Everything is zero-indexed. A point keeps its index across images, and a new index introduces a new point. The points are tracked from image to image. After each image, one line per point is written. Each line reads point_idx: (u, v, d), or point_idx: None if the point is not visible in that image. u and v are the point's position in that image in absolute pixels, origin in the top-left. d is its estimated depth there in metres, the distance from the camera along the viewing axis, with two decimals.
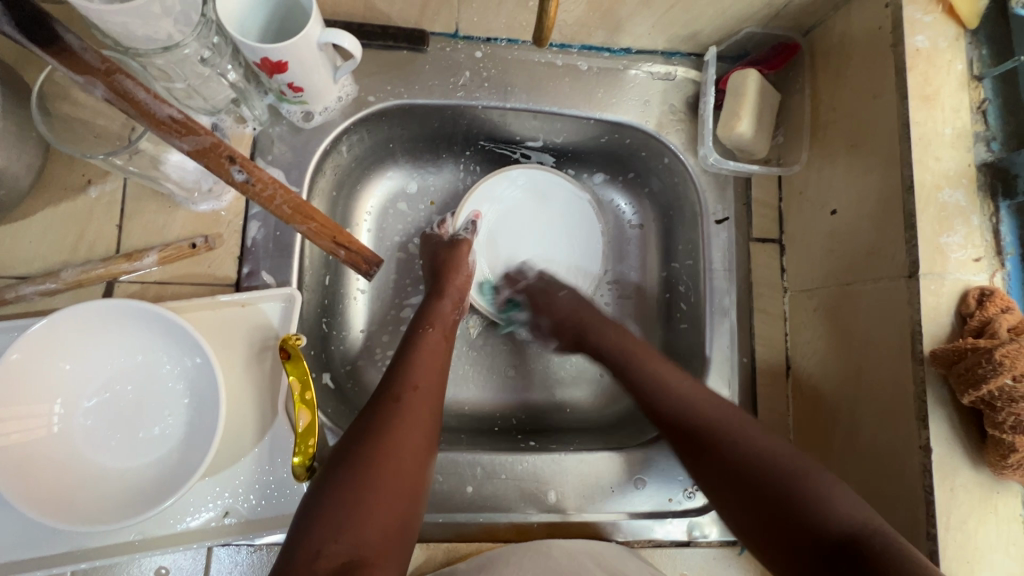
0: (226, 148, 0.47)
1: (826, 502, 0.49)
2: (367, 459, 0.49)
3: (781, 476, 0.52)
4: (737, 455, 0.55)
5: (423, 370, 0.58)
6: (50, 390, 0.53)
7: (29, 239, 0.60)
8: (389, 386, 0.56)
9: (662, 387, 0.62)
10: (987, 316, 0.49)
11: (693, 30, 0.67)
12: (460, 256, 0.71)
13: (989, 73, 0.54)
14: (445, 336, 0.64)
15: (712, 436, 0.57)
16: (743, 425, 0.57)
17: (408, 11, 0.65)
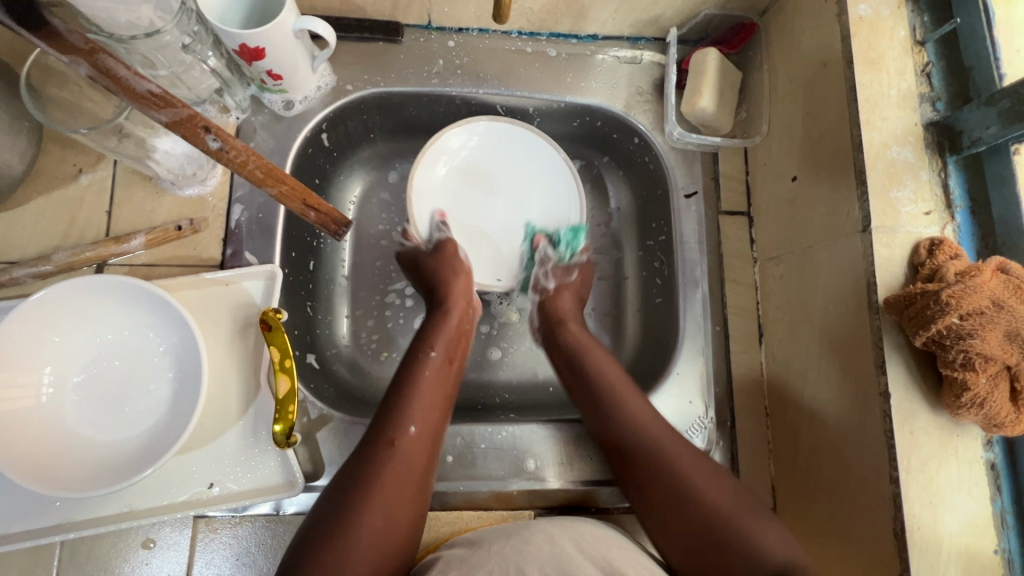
0: (202, 119, 0.49)
1: (757, 549, 0.50)
2: (352, 517, 0.49)
3: (706, 529, 0.53)
4: (683, 488, 0.55)
5: (424, 411, 0.57)
6: (41, 364, 0.55)
7: (22, 226, 0.63)
8: (383, 427, 0.55)
9: (628, 425, 0.60)
10: (937, 263, 0.50)
11: (655, 14, 0.71)
12: (449, 265, 0.70)
13: (931, 37, 0.57)
14: (449, 361, 0.64)
15: (668, 462, 0.57)
16: (691, 469, 0.56)
17: (382, 4, 0.68)
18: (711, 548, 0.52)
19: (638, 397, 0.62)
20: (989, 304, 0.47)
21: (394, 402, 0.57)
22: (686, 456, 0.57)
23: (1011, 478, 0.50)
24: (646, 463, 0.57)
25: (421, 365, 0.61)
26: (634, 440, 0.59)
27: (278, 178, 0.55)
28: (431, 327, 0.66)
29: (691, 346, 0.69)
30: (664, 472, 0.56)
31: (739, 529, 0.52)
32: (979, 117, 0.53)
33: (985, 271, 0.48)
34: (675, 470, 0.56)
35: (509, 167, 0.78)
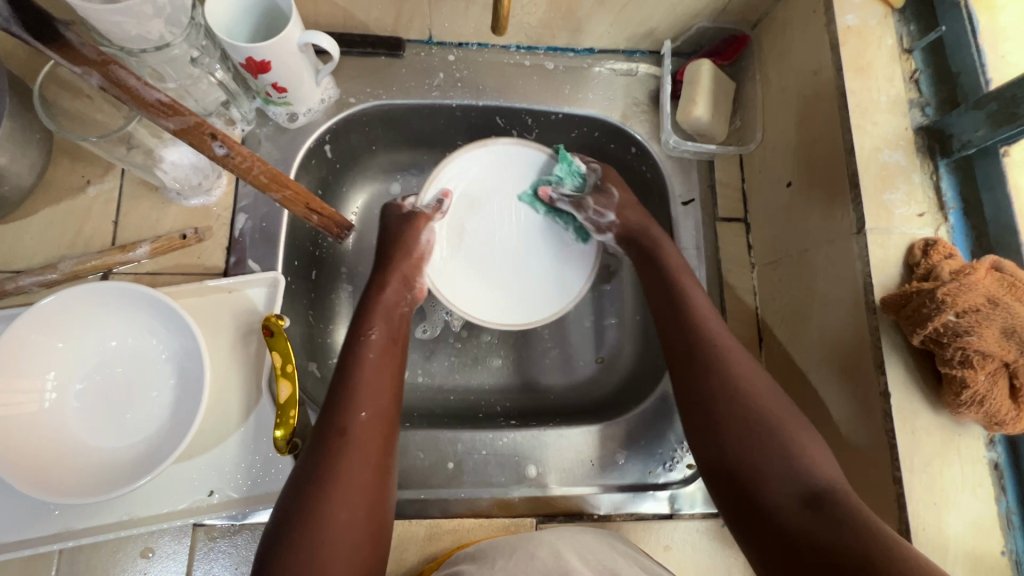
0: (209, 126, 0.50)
1: (808, 470, 0.48)
2: (315, 511, 0.47)
3: (755, 432, 0.51)
4: (738, 390, 0.54)
5: (371, 394, 0.55)
6: (46, 371, 0.56)
7: (30, 235, 0.64)
8: (331, 417, 0.53)
9: (699, 319, 0.59)
10: (932, 263, 0.51)
11: (649, 27, 0.73)
12: (402, 238, 0.67)
13: (918, 45, 0.59)
14: (391, 337, 0.61)
15: (724, 363, 0.55)
16: (747, 371, 0.55)
17: (384, 20, 0.70)
18: (753, 448, 0.50)
19: (706, 299, 0.61)
20: (984, 301, 0.47)
21: (341, 391, 0.55)
22: (745, 367, 0.55)
23: (1015, 478, 0.50)
24: (704, 348, 0.57)
25: (360, 350, 0.58)
26: (698, 342, 0.57)
27: (282, 182, 0.56)
28: (368, 304, 0.62)
29: None
30: (701, 339, 0.57)
31: (775, 428, 0.51)
32: (968, 120, 0.54)
33: (979, 269, 0.49)
34: (736, 367, 0.55)
35: (503, 196, 0.74)
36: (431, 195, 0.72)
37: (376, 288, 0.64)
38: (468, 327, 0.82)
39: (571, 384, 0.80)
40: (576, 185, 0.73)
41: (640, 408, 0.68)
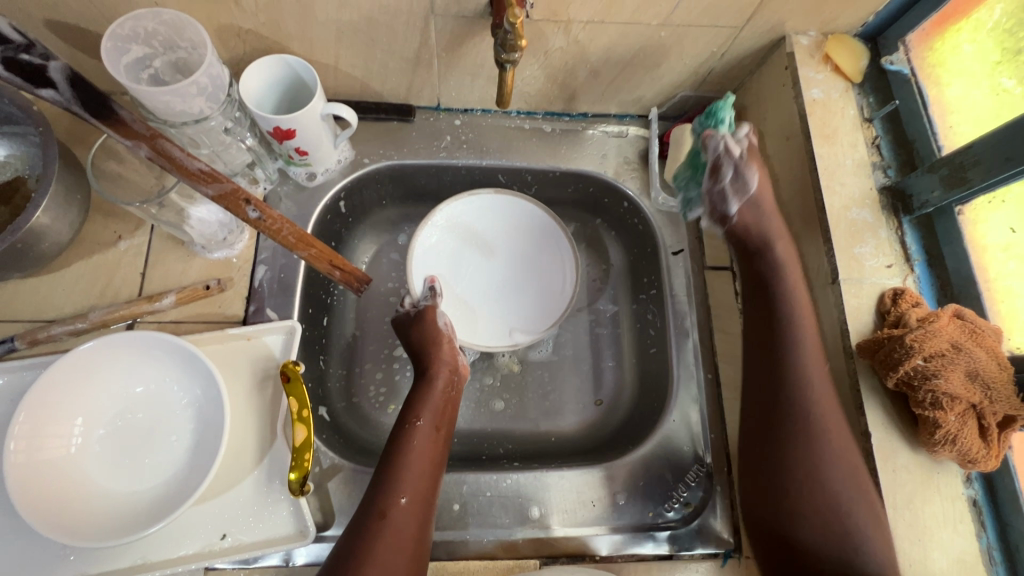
0: (243, 192, 0.56)
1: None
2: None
3: (826, 522, 0.50)
4: (825, 448, 0.52)
5: (412, 480, 0.58)
6: (72, 418, 0.59)
7: (63, 287, 0.68)
8: (374, 499, 0.56)
9: (788, 343, 0.56)
10: (900, 311, 0.56)
11: (636, 95, 0.80)
12: (429, 327, 0.71)
13: (877, 115, 0.66)
14: (436, 427, 0.64)
15: (822, 439, 0.52)
16: (839, 429, 0.52)
17: (397, 90, 0.78)
18: (817, 515, 0.51)
19: (818, 335, 0.57)
20: (948, 346, 0.52)
21: (385, 476, 0.58)
22: (837, 449, 0.52)
23: (993, 514, 0.53)
24: (790, 380, 0.55)
25: (406, 438, 0.61)
26: (800, 399, 0.54)
27: (308, 242, 0.62)
28: (416, 394, 0.66)
29: (685, 393, 0.73)
30: (800, 390, 0.54)
31: (844, 510, 0.50)
32: (924, 182, 0.60)
33: (942, 316, 0.53)
34: (828, 418, 0.53)
35: (503, 231, 0.84)
36: (421, 285, 0.77)
37: (423, 379, 0.68)
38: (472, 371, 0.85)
39: (572, 426, 0.83)
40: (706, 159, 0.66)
41: (638, 449, 0.71)
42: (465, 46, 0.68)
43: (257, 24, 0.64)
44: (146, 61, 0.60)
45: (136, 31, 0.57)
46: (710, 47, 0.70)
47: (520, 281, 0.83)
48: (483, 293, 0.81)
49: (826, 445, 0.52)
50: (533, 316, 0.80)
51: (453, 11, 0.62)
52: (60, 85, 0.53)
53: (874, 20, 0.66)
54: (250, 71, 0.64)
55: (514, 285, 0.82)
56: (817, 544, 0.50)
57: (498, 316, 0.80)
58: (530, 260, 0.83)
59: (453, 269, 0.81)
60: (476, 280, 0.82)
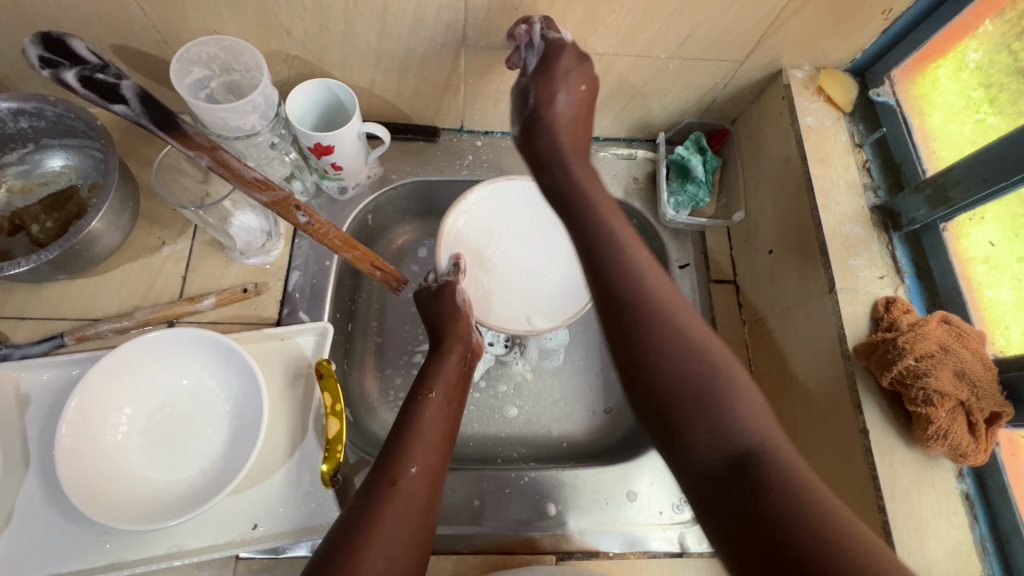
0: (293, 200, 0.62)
1: (779, 471, 0.42)
2: (358, 544, 0.52)
3: (722, 422, 0.46)
4: (701, 348, 0.50)
5: (424, 451, 0.61)
6: (118, 410, 0.62)
7: (109, 288, 0.72)
8: (387, 466, 0.59)
9: (618, 257, 0.56)
10: (893, 317, 0.60)
11: (645, 122, 0.86)
12: (448, 302, 0.76)
13: (867, 141, 0.72)
14: (446, 401, 0.68)
15: (692, 334, 0.51)
16: (702, 329, 0.52)
17: (425, 112, 0.84)
18: (683, 381, 0.48)
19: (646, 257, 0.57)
20: (937, 348, 0.56)
21: (399, 445, 0.61)
22: (685, 321, 0.52)
23: (985, 507, 0.57)
24: (645, 298, 0.53)
25: (419, 413, 0.65)
26: (645, 301, 0.53)
27: (351, 245, 0.67)
28: (429, 373, 0.70)
29: None
30: (651, 299, 0.53)
31: (712, 372, 0.48)
32: (911, 201, 0.65)
33: (931, 321, 0.58)
34: (675, 314, 0.52)
35: (525, 221, 0.87)
36: (448, 260, 0.80)
37: (436, 361, 0.72)
38: (487, 378, 0.89)
39: (581, 431, 0.86)
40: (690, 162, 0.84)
41: (647, 450, 0.74)
42: (491, 74, 0.75)
43: (304, 51, 0.70)
44: (205, 82, 0.66)
45: (199, 56, 0.64)
46: (714, 78, 0.76)
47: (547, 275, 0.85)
48: (508, 279, 0.85)
49: (652, 318, 0.52)
50: (556, 309, 0.83)
51: (483, 42, 0.69)
52: (131, 101, 0.59)
53: (862, 56, 0.73)
54: (295, 93, 0.70)
55: (537, 274, 0.85)
56: (700, 441, 0.46)
57: (520, 304, 0.83)
58: (558, 256, 0.86)
59: (479, 251, 0.84)
60: (502, 264, 0.85)
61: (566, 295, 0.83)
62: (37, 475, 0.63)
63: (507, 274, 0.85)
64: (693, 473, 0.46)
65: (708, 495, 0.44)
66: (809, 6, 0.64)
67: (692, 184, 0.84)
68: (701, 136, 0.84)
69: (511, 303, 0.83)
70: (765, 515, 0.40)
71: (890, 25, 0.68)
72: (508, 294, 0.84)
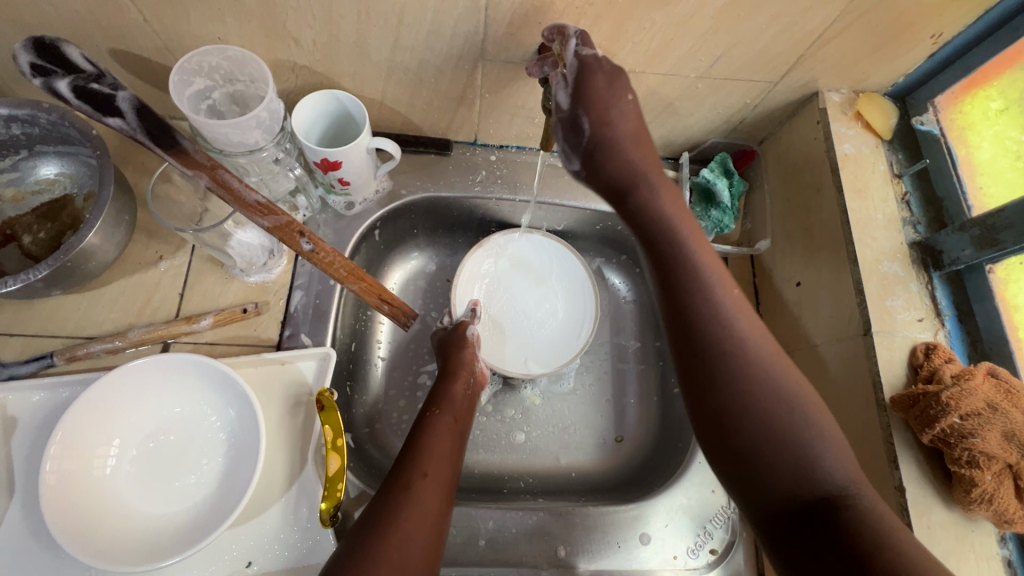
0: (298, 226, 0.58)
1: (880, 517, 0.44)
2: (369, 550, 0.48)
3: (799, 467, 0.47)
4: (770, 394, 0.49)
5: (434, 462, 0.59)
6: (107, 439, 0.59)
7: (102, 304, 0.69)
8: (396, 476, 0.56)
9: (694, 288, 0.53)
10: (934, 366, 0.56)
11: (668, 140, 0.81)
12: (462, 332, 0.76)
13: (906, 172, 0.68)
14: (454, 420, 0.66)
15: (763, 378, 0.50)
16: (776, 367, 0.50)
17: (437, 125, 0.80)
18: (763, 422, 0.49)
19: (735, 292, 0.54)
20: (984, 406, 0.52)
21: (409, 456, 0.59)
22: (763, 355, 0.51)
23: None
24: (729, 338, 0.52)
25: (430, 427, 0.63)
26: (729, 342, 0.51)
27: (358, 276, 0.65)
28: (438, 391, 0.69)
29: None
30: (722, 332, 0.52)
31: (791, 414, 0.49)
32: (956, 240, 0.61)
33: (977, 374, 0.54)
34: (752, 345, 0.51)
35: (541, 266, 0.85)
36: (464, 305, 0.80)
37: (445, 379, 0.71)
38: (495, 402, 0.85)
39: (592, 461, 0.83)
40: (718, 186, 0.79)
41: (662, 488, 0.71)
42: (509, 89, 0.71)
43: (312, 61, 0.66)
44: (207, 93, 0.63)
45: (201, 66, 0.60)
46: (744, 99, 0.72)
47: (549, 317, 0.83)
48: (515, 322, 0.83)
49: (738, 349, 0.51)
50: (556, 355, 0.80)
51: (502, 57, 0.65)
52: (128, 115, 0.55)
53: (904, 81, 0.69)
54: (301, 107, 0.66)
55: (544, 320, 0.83)
56: (784, 484, 0.47)
57: (524, 347, 0.81)
58: (562, 303, 0.84)
59: (490, 293, 0.83)
60: (511, 306, 0.83)
61: (569, 344, 0.81)
62: (19, 506, 0.59)
63: (515, 316, 0.83)
64: (768, 512, 0.47)
65: (792, 538, 0.46)
66: (854, 28, 0.60)
67: (717, 209, 0.80)
68: (727, 158, 0.81)
69: (517, 344, 0.81)
70: (847, 559, 0.42)
71: (938, 49, 0.63)
72: (513, 337, 0.81)
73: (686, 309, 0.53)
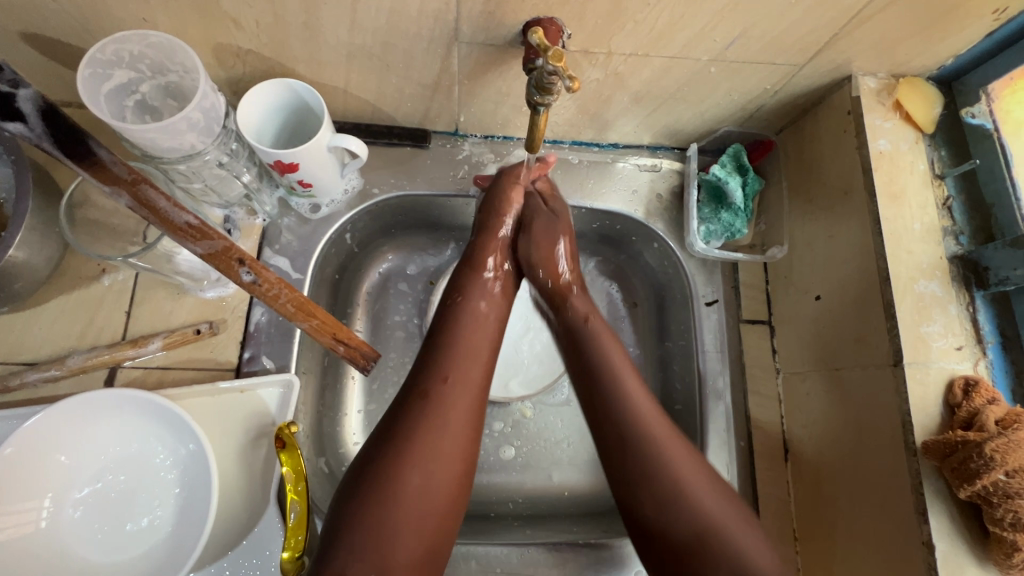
0: (236, 251, 0.54)
1: (743, 564, 0.48)
2: (384, 469, 0.49)
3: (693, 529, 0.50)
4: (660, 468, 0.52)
5: (460, 367, 0.55)
6: (43, 483, 0.53)
7: (39, 325, 0.62)
8: (420, 378, 0.55)
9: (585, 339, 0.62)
10: (975, 408, 0.49)
11: (675, 129, 0.72)
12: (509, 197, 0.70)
13: (950, 172, 0.59)
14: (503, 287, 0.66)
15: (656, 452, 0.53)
16: (668, 440, 0.54)
17: (412, 114, 0.70)
18: (650, 465, 0.52)
19: (614, 340, 0.61)
20: None
21: (443, 350, 0.56)
22: (640, 398, 0.56)
23: None
24: (612, 384, 0.57)
25: (463, 330, 0.59)
26: (624, 418, 0.55)
27: (309, 311, 0.58)
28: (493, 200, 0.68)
29: (715, 461, 0.66)
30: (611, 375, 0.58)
31: (660, 456, 0.52)
32: (1006, 256, 0.53)
33: None
34: (626, 382, 0.57)
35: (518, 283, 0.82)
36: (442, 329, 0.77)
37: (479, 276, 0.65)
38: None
39: (585, 481, 0.77)
40: (730, 186, 0.70)
41: None
42: (490, 74, 0.61)
43: (259, 45, 0.56)
44: (131, 87, 0.54)
45: (119, 56, 0.50)
46: (764, 84, 0.62)
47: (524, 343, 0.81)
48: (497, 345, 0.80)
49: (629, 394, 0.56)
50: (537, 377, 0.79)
51: (480, 39, 0.55)
52: (31, 117, 0.45)
53: (953, 63, 0.59)
54: (247, 99, 0.56)
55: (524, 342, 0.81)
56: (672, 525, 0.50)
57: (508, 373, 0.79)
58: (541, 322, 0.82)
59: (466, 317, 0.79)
60: None
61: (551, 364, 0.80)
62: None
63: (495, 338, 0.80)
64: (662, 553, 0.50)
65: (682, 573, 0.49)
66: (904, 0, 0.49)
67: (728, 211, 0.71)
68: (742, 151, 0.72)
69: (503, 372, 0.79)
70: None
71: (999, 28, 0.53)
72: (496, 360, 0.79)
73: (585, 354, 0.61)
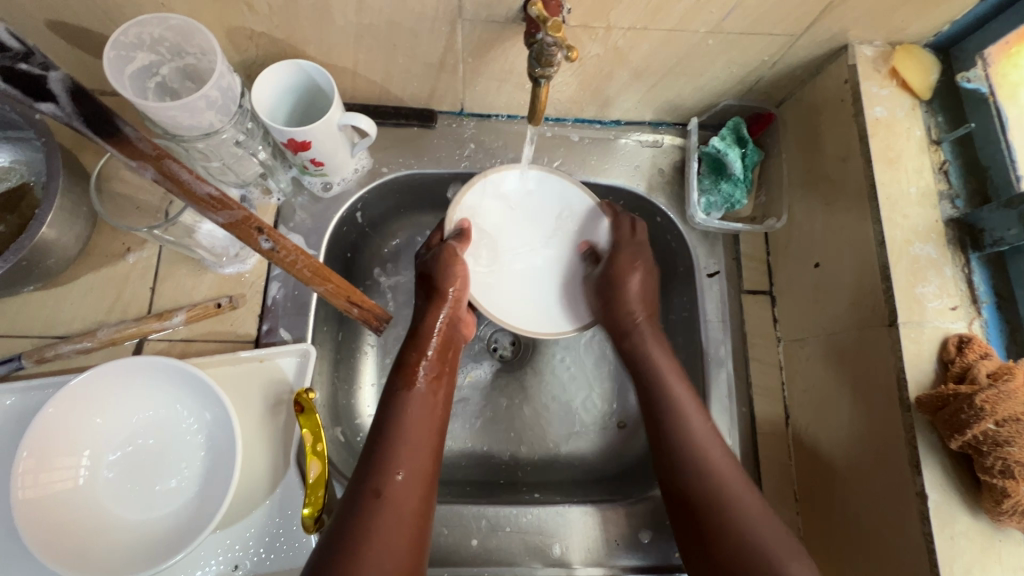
0: (254, 220, 0.56)
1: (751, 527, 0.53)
2: (355, 548, 0.48)
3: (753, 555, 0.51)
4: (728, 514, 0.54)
5: (410, 452, 0.55)
6: (79, 443, 0.57)
7: (71, 301, 0.65)
8: (366, 476, 0.53)
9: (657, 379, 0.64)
10: (968, 362, 0.51)
11: (676, 104, 0.73)
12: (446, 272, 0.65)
13: (947, 137, 0.60)
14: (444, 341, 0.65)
15: (735, 504, 0.54)
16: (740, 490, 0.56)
17: (418, 94, 0.72)
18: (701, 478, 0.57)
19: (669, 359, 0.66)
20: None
21: (385, 443, 0.55)
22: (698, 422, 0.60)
23: None
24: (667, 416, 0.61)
25: (410, 420, 0.57)
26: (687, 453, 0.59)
27: (325, 276, 0.61)
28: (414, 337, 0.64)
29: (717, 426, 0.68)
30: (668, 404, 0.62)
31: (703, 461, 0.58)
32: (1000, 217, 0.54)
33: (1017, 373, 0.50)
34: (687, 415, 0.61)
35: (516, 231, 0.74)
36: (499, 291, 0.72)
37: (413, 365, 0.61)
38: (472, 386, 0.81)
39: (592, 450, 0.79)
40: (729, 158, 0.71)
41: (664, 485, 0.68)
42: (493, 52, 0.63)
43: (271, 27, 0.58)
44: (152, 69, 0.56)
45: (141, 38, 0.53)
46: (762, 56, 0.63)
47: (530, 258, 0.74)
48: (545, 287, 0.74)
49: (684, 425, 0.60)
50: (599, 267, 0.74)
51: (483, 15, 0.56)
52: (61, 98, 0.47)
53: (950, 29, 0.59)
54: (261, 80, 0.59)
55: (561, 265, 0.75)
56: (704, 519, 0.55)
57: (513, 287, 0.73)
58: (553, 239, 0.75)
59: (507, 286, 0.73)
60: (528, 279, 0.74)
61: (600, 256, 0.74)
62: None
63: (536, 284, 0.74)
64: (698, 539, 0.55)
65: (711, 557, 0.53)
66: None
67: (728, 181, 0.73)
68: (741, 123, 0.73)
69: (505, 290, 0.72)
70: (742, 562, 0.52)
71: None
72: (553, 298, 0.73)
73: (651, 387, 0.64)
